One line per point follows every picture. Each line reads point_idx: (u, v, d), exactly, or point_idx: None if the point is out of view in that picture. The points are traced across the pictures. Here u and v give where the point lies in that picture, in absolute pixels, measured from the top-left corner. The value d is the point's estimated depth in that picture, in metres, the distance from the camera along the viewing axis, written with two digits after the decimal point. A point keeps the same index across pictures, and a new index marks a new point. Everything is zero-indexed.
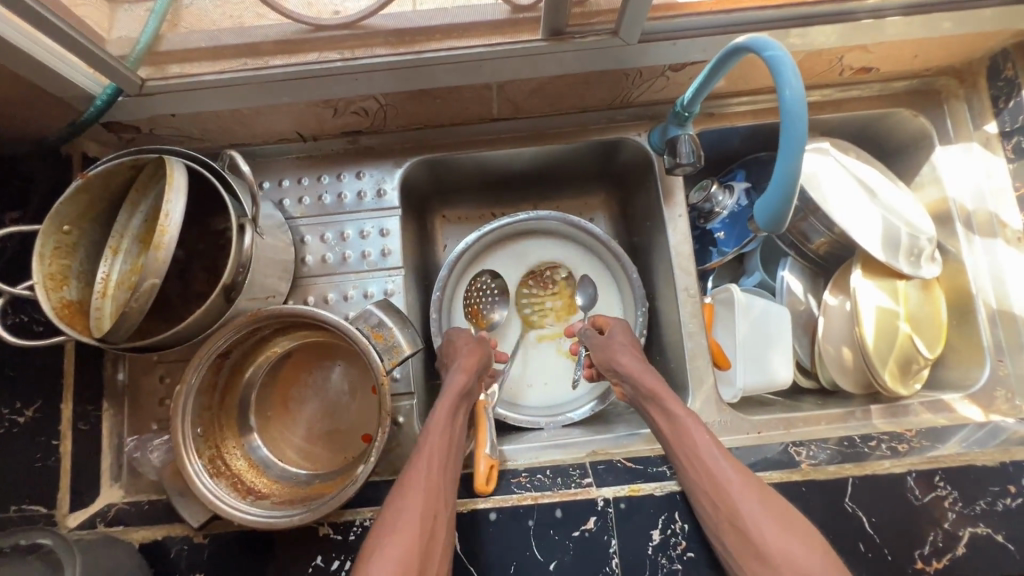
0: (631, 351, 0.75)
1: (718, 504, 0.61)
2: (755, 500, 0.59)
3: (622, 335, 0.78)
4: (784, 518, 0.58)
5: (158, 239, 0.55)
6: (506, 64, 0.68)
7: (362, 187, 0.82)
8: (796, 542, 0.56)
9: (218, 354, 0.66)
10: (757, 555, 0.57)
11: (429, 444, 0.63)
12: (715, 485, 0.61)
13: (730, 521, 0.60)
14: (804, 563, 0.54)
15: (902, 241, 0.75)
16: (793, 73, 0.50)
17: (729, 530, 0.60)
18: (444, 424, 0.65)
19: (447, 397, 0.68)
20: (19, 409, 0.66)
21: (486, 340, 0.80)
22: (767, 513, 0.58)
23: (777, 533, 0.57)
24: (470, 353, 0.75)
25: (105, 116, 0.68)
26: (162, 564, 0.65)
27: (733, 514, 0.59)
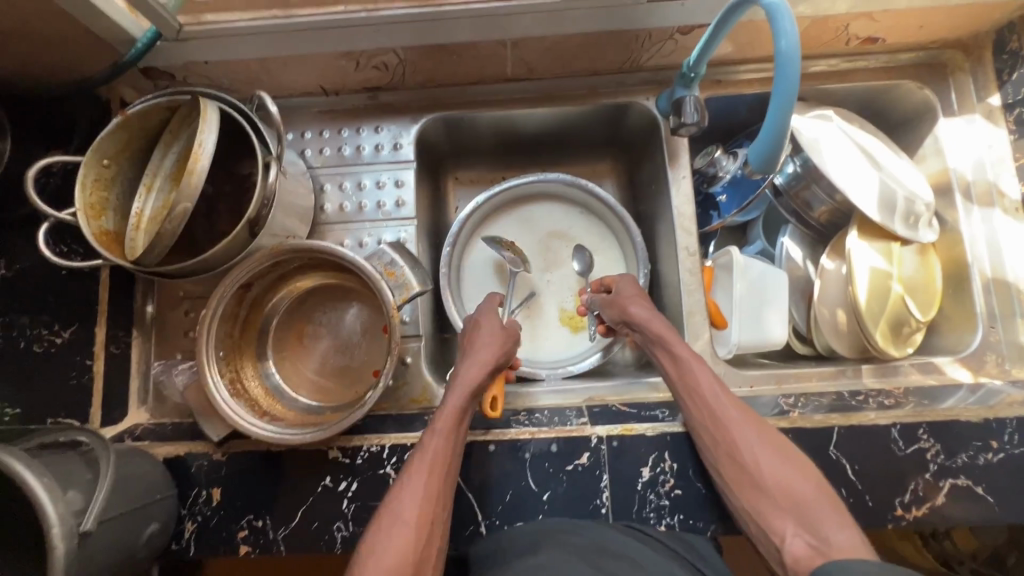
0: (641, 300, 0.77)
1: (721, 440, 0.65)
2: (755, 434, 0.64)
3: (628, 288, 0.80)
4: (780, 448, 0.63)
5: (192, 165, 0.60)
6: (520, 21, 0.71)
7: (380, 141, 0.86)
8: (791, 471, 0.61)
9: (241, 285, 0.71)
10: (755, 485, 0.62)
11: (431, 446, 0.64)
12: (718, 421, 0.65)
13: (731, 455, 0.64)
14: (798, 486, 0.60)
15: (898, 203, 0.77)
16: (789, 20, 0.52)
17: (728, 464, 0.64)
18: (448, 428, 0.65)
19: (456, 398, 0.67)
20: (57, 331, 0.72)
21: (514, 329, 0.77)
22: (767, 446, 0.63)
23: (777, 464, 0.61)
24: (489, 348, 0.73)
25: (144, 61, 0.73)
26: (184, 477, 0.70)
27: (734, 445, 0.64)
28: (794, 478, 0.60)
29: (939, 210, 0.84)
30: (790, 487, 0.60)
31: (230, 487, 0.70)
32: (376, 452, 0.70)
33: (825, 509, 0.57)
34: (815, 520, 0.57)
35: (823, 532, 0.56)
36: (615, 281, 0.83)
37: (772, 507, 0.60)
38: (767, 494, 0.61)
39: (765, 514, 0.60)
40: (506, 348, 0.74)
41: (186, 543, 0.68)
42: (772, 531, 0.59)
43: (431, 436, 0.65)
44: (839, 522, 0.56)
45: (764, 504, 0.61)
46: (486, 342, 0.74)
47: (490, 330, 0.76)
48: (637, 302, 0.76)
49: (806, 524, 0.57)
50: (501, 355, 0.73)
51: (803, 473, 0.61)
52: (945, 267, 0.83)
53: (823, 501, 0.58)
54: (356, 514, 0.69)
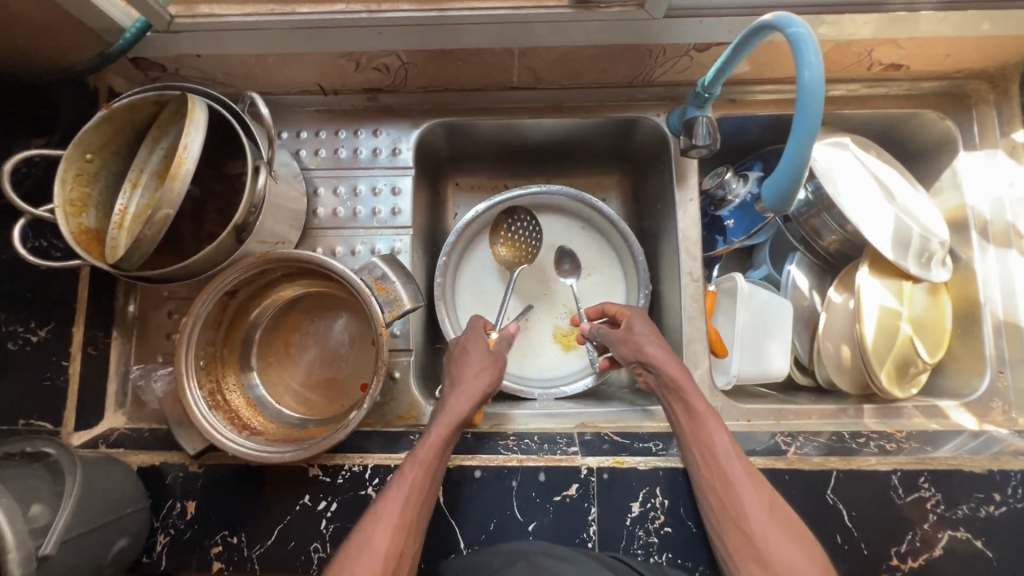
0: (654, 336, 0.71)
1: (727, 502, 0.60)
2: (762, 501, 0.59)
3: (642, 325, 0.73)
4: (787, 522, 0.58)
5: (175, 170, 0.57)
6: (529, 30, 0.68)
7: (378, 145, 0.83)
8: (792, 546, 0.56)
9: (225, 292, 0.69)
10: (753, 556, 0.57)
11: (411, 474, 0.61)
12: (725, 481, 0.61)
13: (735, 524, 0.59)
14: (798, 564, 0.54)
15: (913, 241, 0.74)
16: (814, 50, 0.48)
17: (729, 530, 0.60)
18: (431, 454, 0.63)
19: (442, 424, 0.65)
20: (34, 329, 0.70)
21: (500, 355, 0.74)
22: (773, 515, 0.58)
23: (781, 538, 0.56)
24: (479, 375, 0.70)
25: (133, 51, 0.70)
26: (158, 488, 0.68)
27: (740, 510, 0.59)
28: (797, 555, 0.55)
29: (954, 247, 0.81)
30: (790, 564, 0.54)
31: (205, 501, 0.68)
32: (358, 472, 0.68)
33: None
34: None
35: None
36: (626, 312, 0.77)
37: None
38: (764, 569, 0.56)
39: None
40: (495, 374, 0.72)
41: (157, 556, 0.66)
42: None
43: (412, 463, 0.62)
44: None
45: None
46: (477, 364, 0.72)
47: (478, 352, 0.74)
48: (651, 335, 0.71)
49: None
50: (488, 382, 0.71)
51: (807, 551, 0.56)
52: (956, 305, 0.80)
53: None
54: (334, 535, 0.66)
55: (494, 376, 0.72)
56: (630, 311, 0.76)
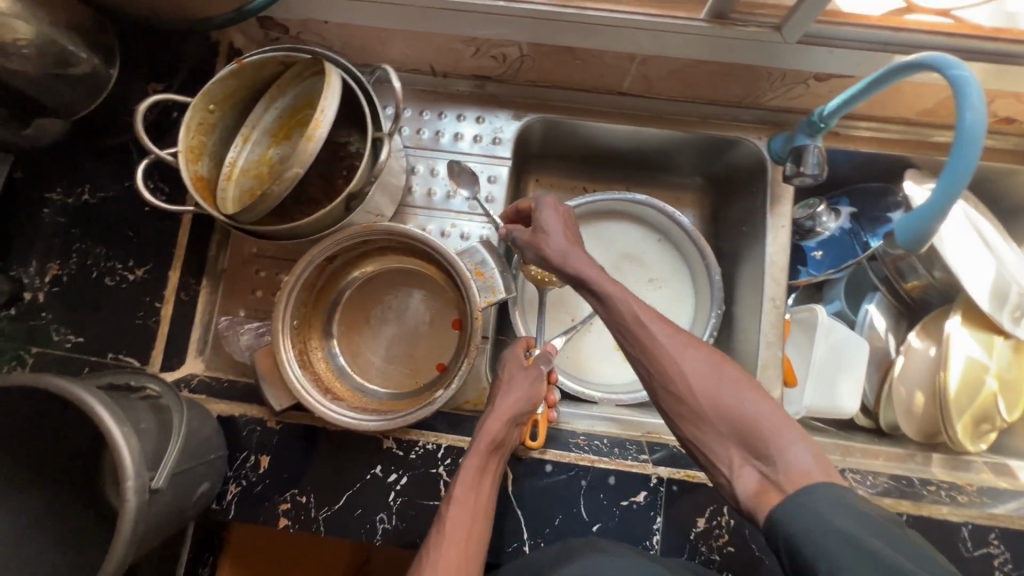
0: (564, 222, 0.68)
1: (656, 367, 0.54)
2: (697, 355, 0.53)
3: (556, 218, 0.68)
4: (712, 363, 0.52)
5: (311, 131, 0.58)
6: (656, 37, 0.68)
7: (479, 132, 0.84)
8: (726, 389, 0.50)
9: (325, 257, 0.70)
10: (695, 413, 0.51)
11: (450, 517, 0.58)
12: (651, 350, 0.54)
13: (669, 389, 0.53)
14: (750, 406, 0.49)
15: (1011, 296, 0.73)
16: (977, 96, 0.50)
17: (664, 396, 0.53)
18: (467, 491, 0.60)
19: (475, 453, 0.62)
20: (132, 268, 0.73)
21: (535, 373, 0.70)
22: (712, 369, 0.52)
23: (720, 386, 0.51)
24: (510, 394, 0.67)
25: (266, 11, 0.71)
26: (235, 439, 0.70)
27: (673, 371, 0.53)
28: (740, 397, 0.49)
29: None
30: (743, 412, 0.49)
31: (278, 457, 0.69)
32: (431, 450, 0.69)
33: (783, 425, 0.48)
34: (779, 447, 0.46)
35: (779, 457, 0.46)
36: (535, 202, 0.71)
37: (718, 436, 0.50)
38: (716, 423, 0.50)
39: (709, 445, 0.51)
40: (531, 394, 0.68)
41: (228, 504, 0.68)
42: (720, 462, 0.50)
43: (450, 504, 0.59)
44: (792, 442, 0.46)
45: (708, 435, 0.51)
46: (515, 384, 0.68)
47: (514, 371, 0.70)
48: (559, 223, 0.67)
49: (759, 453, 0.47)
50: (523, 402, 0.66)
51: (754, 393, 0.50)
52: None
53: (772, 421, 0.48)
54: (401, 508, 0.67)
55: (531, 397, 0.67)
56: (537, 202, 0.70)
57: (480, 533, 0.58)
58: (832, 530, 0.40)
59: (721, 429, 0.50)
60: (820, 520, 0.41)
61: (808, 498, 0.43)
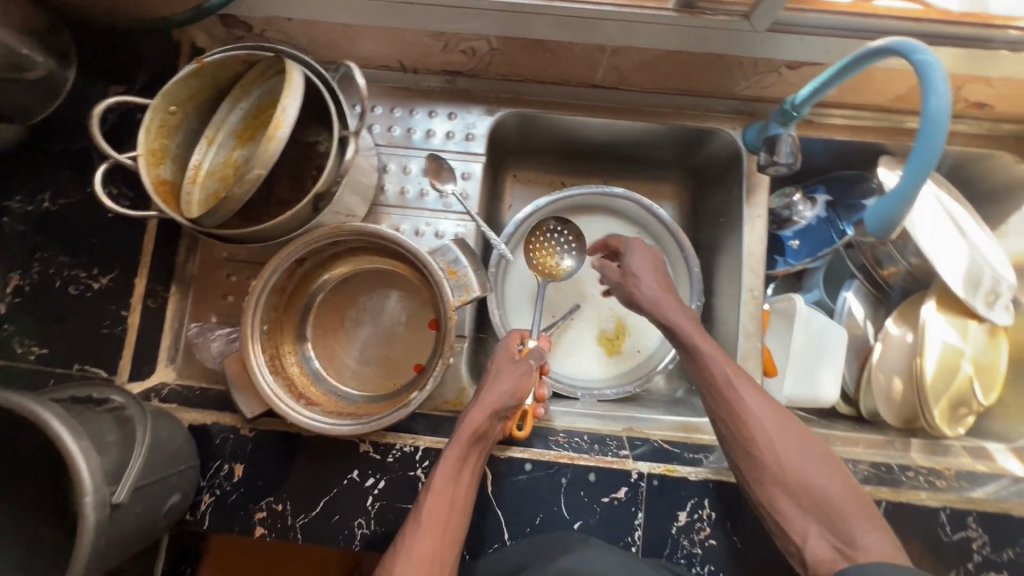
0: (654, 269, 0.73)
1: (743, 431, 0.60)
2: (789, 429, 0.59)
3: (657, 268, 0.74)
4: (798, 438, 0.59)
5: (272, 131, 0.56)
6: (626, 29, 0.67)
7: (452, 128, 0.82)
8: (815, 470, 0.57)
9: (295, 260, 0.68)
10: (774, 481, 0.58)
11: (427, 507, 0.59)
12: (744, 421, 0.60)
13: (755, 458, 0.59)
14: (831, 485, 0.56)
15: (983, 282, 0.74)
16: (942, 80, 0.49)
17: (747, 463, 0.60)
18: (445, 481, 0.60)
19: (456, 444, 0.61)
20: (96, 276, 0.70)
21: (524, 365, 0.69)
22: (798, 444, 0.58)
23: (811, 465, 0.57)
24: (497, 387, 0.65)
25: (225, 8, 0.69)
26: (208, 447, 0.68)
27: (762, 438, 0.59)
28: (820, 475, 0.57)
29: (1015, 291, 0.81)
30: (824, 489, 0.56)
31: (253, 465, 0.67)
32: (408, 453, 0.68)
33: (859, 511, 0.54)
34: (854, 526, 0.53)
35: (858, 537, 0.53)
36: (625, 246, 0.77)
37: (796, 506, 0.57)
38: (796, 492, 0.57)
39: (785, 514, 0.57)
40: (518, 387, 0.66)
41: (202, 515, 0.66)
42: (793, 530, 0.56)
43: (428, 493, 0.60)
44: (866, 528, 0.53)
45: (783, 501, 0.57)
46: (503, 377, 0.67)
47: (503, 365, 0.69)
48: (647, 269, 0.73)
49: (835, 529, 0.54)
50: (510, 395, 0.65)
51: (835, 474, 0.57)
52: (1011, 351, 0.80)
53: (848, 505, 0.55)
54: (379, 513, 0.66)
55: (518, 391, 0.66)
56: (628, 246, 0.76)
57: (457, 524, 0.60)
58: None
59: (799, 498, 0.56)
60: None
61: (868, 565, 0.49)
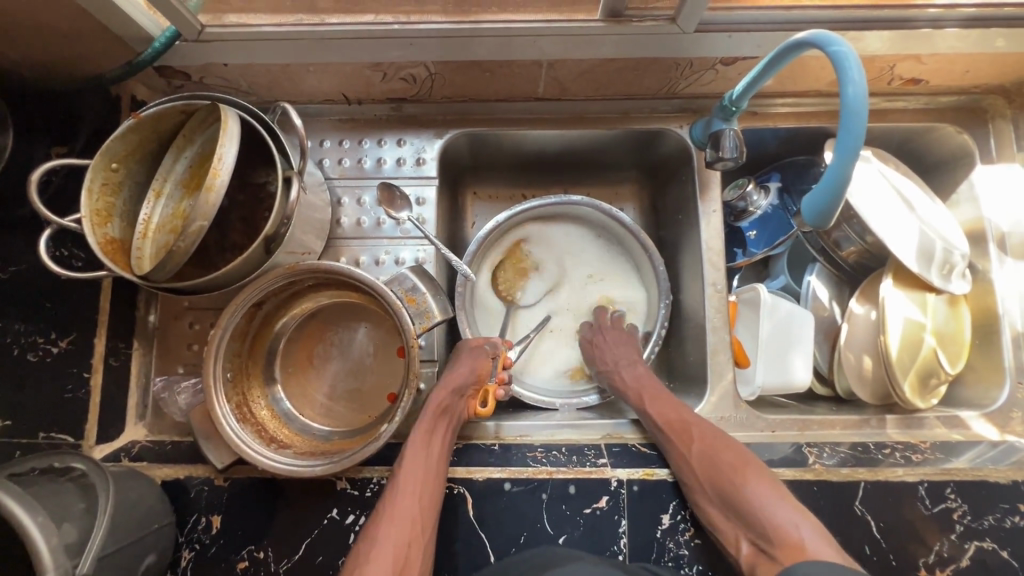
0: (621, 345, 0.82)
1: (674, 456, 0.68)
2: (706, 447, 0.66)
3: (615, 343, 0.83)
4: (722, 457, 0.65)
5: (210, 181, 0.56)
6: (559, 43, 0.68)
7: (402, 155, 0.83)
8: (740, 479, 0.62)
9: (253, 303, 0.68)
10: (709, 500, 0.64)
11: (404, 470, 0.64)
12: (677, 451, 0.68)
13: (692, 481, 0.65)
14: (751, 489, 0.61)
15: (936, 253, 0.76)
16: (857, 70, 0.51)
17: (687, 487, 0.66)
18: (420, 446, 0.66)
19: (426, 416, 0.68)
20: (53, 340, 0.68)
21: (482, 350, 0.76)
22: (717, 458, 0.65)
23: (730, 474, 0.63)
24: (456, 368, 0.73)
25: (159, 60, 0.69)
26: (182, 502, 0.67)
27: (684, 463, 0.66)
28: (739, 481, 0.62)
29: (971, 258, 0.82)
30: (743, 491, 0.61)
31: (231, 515, 0.67)
32: (386, 485, 0.67)
33: (784, 511, 0.58)
34: (773, 522, 0.58)
35: (778, 533, 0.57)
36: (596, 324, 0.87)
37: (726, 517, 0.62)
38: (720, 502, 0.62)
39: (725, 527, 0.62)
40: (476, 369, 0.74)
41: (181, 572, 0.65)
42: (729, 540, 0.62)
43: (404, 458, 0.65)
44: (793, 521, 0.57)
45: (718, 516, 0.63)
46: (459, 363, 0.75)
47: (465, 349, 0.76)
48: (616, 345, 0.82)
49: (758, 531, 0.59)
50: (469, 374, 0.73)
51: (759, 481, 0.62)
52: (974, 317, 0.81)
53: (779, 508, 0.59)
54: None
55: (476, 372, 0.74)
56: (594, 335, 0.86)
57: (434, 483, 0.64)
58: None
59: (726, 509, 0.62)
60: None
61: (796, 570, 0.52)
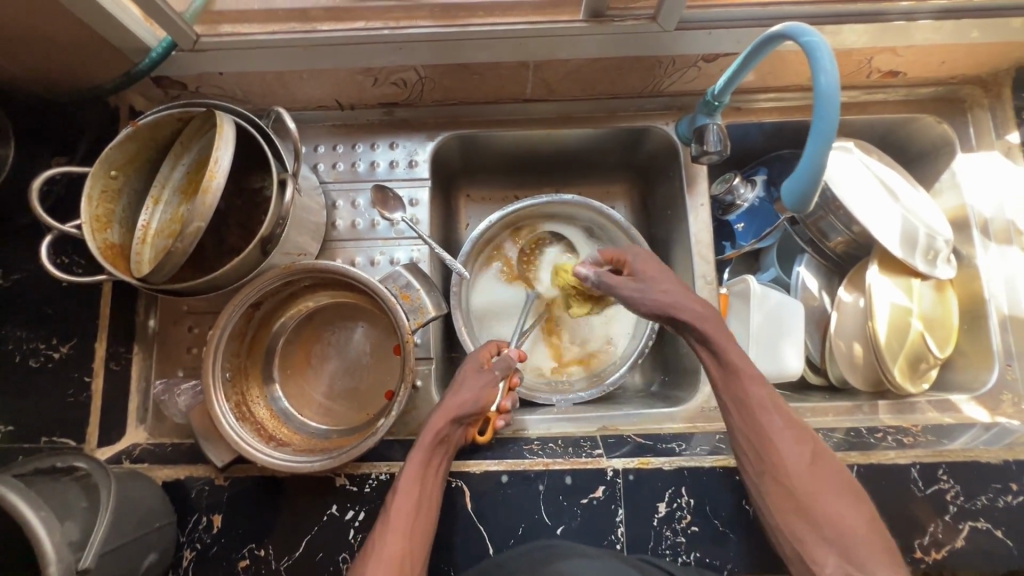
0: (657, 269, 0.70)
1: (763, 452, 0.59)
2: (803, 453, 0.58)
3: (647, 267, 0.71)
4: (820, 464, 0.57)
5: (206, 183, 0.58)
6: (544, 44, 0.70)
7: (395, 157, 0.84)
8: (831, 493, 0.56)
9: (251, 304, 0.70)
10: (791, 503, 0.56)
11: (396, 507, 0.59)
12: (761, 433, 0.60)
13: (773, 475, 0.58)
14: (847, 512, 0.54)
15: (919, 241, 0.78)
16: (828, 59, 0.53)
17: (765, 480, 0.59)
18: (414, 482, 0.61)
19: (421, 447, 0.63)
20: (56, 345, 0.71)
21: (491, 374, 0.69)
22: (815, 470, 0.57)
23: (827, 490, 0.56)
24: (463, 391, 0.67)
25: (157, 70, 0.71)
26: (184, 502, 0.68)
27: (781, 467, 0.58)
28: (840, 503, 0.55)
29: (956, 245, 0.84)
30: (841, 514, 0.54)
31: (232, 514, 0.67)
32: (384, 481, 0.68)
33: (870, 544, 0.52)
34: (859, 550, 0.52)
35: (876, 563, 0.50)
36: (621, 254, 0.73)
37: (809, 530, 0.55)
38: (812, 516, 0.55)
39: (799, 536, 0.55)
40: (483, 395, 0.67)
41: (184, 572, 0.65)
42: (807, 557, 0.54)
43: (396, 494, 0.60)
44: (881, 563, 0.51)
45: (796, 522, 0.56)
46: (464, 384, 0.68)
47: (472, 370, 0.70)
48: (651, 272, 0.70)
49: (848, 556, 0.52)
50: (476, 401, 0.66)
51: (846, 498, 0.56)
52: (962, 302, 0.83)
53: (869, 542, 0.52)
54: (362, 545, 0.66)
55: (483, 397, 0.67)
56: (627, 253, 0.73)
57: (425, 524, 0.60)
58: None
59: (809, 520, 0.55)
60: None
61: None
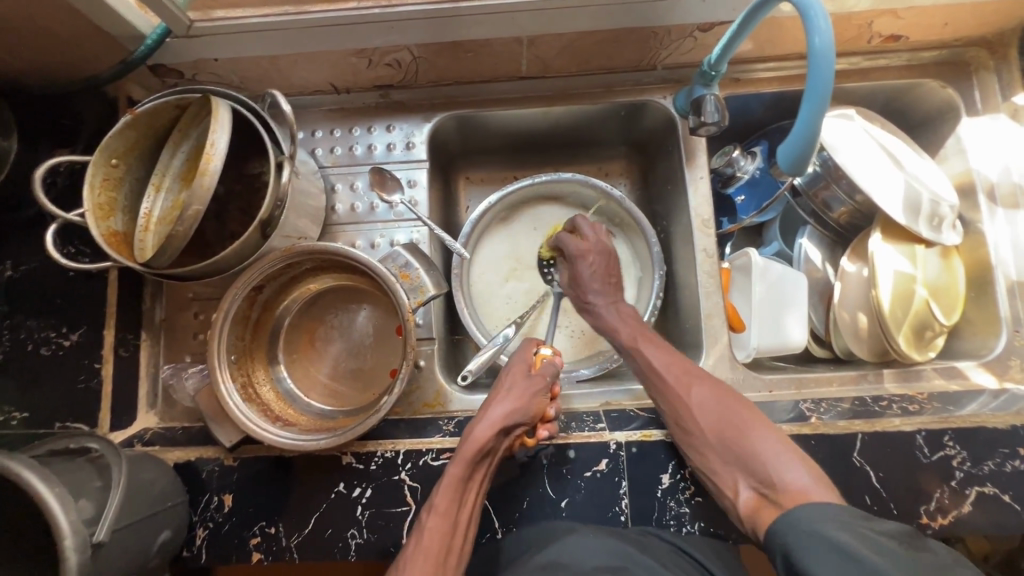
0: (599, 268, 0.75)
1: (670, 407, 0.66)
2: (706, 396, 0.64)
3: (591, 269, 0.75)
4: (719, 398, 0.63)
5: (204, 166, 0.59)
6: (535, 17, 0.70)
7: (392, 140, 0.85)
8: (729, 422, 0.61)
9: (253, 287, 0.70)
10: (701, 444, 0.62)
11: (428, 526, 0.57)
12: (666, 389, 0.67)
13: (679, 420, 0.65)
14: (755, 438, 0.59)
15: (923, 205, 0.77)
16: (822, 17, 0.53)
17: (677, 428, 0.65)
18: (449, 501, 0.59)
19: (460, 461, 0.60)
20: (65, 333, 0.72)
21: (540, 381, 0.67)
22: (718, 406, 0.63)
23: (735, 423, 0.61)
24: (504, 403, 0.64)
25: (153, 58, 0.72)
26: (194, 483, 0.69)
27: (687, 411, 0.64)
28: (742, 429, 0.60)
29: (962, 212, 0.83)
30: (746, 438, 0.59)
31: (242, 493, 0.69)
32: (390, 458, 0.69)
33: (779, 455, 0.56)
34: (771, 466, 0.56)
35: (777, 475, 0.55)
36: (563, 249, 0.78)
37: (723, 462, 0.60)
38: (722, 449, 0.60)
39: (720, 474, 0.60)
40: (531, 405, 0.64)
41: (197, 550, 0.67)
42: (726, 486, 0.60)
43: (429, 513, 0.58)
44: (785, 464, 0.55)
45: (713, 459, 0.61)
46: (513, 391, 0.65)
47: (518, 379, 0.67)
48: (593, 273, 0.75)
49: (757, 476, 0.57)
50: (520, 410, 0.63)
51: (758, 424, 0.60)
52: (969, 269, 0.82)
53: (778, 454, 0.57)
54: (370, 521, 0.67)
55: (529, 406, 0.64)
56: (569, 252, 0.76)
57: (458, 550, 0.57)
58: (825, 542, 0.45)
59: (726, 454, 0.60)
60: (811, 533, 0.46)
61: (799, 515, 0.48)
